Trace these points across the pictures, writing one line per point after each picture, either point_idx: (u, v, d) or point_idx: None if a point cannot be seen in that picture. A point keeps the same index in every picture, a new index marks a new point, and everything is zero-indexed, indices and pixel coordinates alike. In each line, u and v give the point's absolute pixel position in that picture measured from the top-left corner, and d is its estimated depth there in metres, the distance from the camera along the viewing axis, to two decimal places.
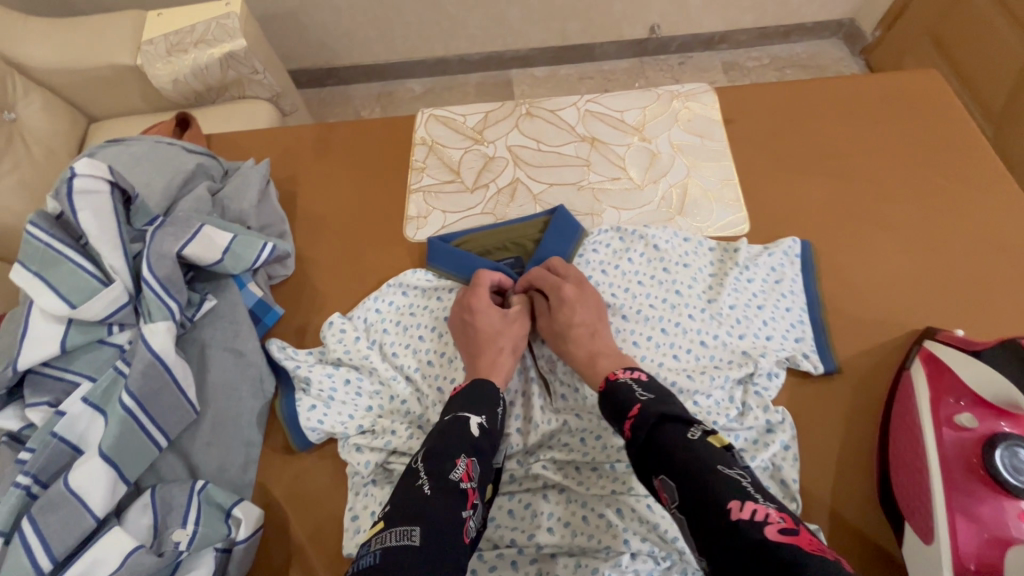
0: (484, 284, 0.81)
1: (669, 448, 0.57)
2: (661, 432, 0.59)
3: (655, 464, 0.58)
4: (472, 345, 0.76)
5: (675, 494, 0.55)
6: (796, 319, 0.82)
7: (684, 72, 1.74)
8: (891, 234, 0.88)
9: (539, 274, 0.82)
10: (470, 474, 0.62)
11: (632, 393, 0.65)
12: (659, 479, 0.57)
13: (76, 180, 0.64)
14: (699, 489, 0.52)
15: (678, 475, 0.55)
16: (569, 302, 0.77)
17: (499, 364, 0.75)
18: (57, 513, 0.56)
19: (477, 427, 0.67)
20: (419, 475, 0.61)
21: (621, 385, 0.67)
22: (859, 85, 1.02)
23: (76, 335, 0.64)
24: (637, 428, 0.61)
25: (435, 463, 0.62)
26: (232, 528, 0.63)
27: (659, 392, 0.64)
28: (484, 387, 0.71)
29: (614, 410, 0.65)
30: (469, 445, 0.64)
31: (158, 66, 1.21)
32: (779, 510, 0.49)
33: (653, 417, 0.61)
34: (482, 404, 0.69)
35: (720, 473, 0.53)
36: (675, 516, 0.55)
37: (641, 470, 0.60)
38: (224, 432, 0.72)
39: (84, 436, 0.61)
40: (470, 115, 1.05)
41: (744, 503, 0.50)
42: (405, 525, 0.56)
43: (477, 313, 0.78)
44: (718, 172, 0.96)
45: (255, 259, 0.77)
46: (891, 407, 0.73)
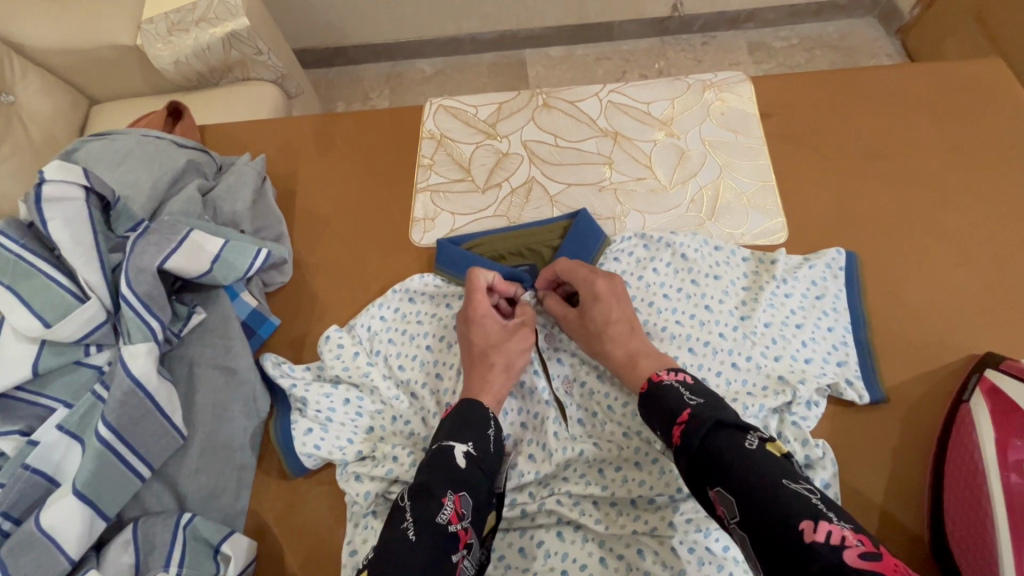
0: (480, 288, 0.72)
1: (727, 458, 0.50)
2: (716, 439, 0.52)
3: (709, 474, 0.51)
4: (465, 362, 0.69)
5: (735, 508, 0.48)
6: (838, 339, 0.74)
7: (708, 53, 1.63)
8: (947, 246, 0.79)
9: (568, 268, 0.73)
10: (460, 514, 0.55)
11: (680, 396, 0.58)
12: (714, 490, 0.50)
13: (46, 186, 0.58)
14: (765, 505, 0.46)
15: (739, 487, 0.48)
16: (603, 299, 0.69)
17: (491, 381, 0.67)
18: (29, 554, 0.52)
19: (463, 457, 0.59)
20: (405, 516, 0.54)
21: (666, 386, 0.60)
22: (916, 76, 0.92)
23: (50, 357, 0.59)
24: (688, 434, 0.54)
25: (421, 502, 0.55)
26: (221, 565, 0.59)
27: (708, 395, 0.57)
28: (472, 407, 0.63)
29: (658, 414, 0.58)
30: (455, 478, 0.57)
31: (159, 46, 1.13)
32: (856, 532, 0.43)
33: (707, 423, 0.53)
34: (467, 430, 0.61)
35: (787, 488, 0.47)
36: (735, 533, 0.48)
37: (691, 481, 0.53)
38: (214, 458, 0.66)
39: (60, 467, 0.57)
40: (483, 106, 0.97)
41: (818, 523, 0.43)
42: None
43: (471, 325, 0.71)
44: (754, 172, 0.88)
45: (248, 267, 0.71)
46: (945, 444, 0.66)
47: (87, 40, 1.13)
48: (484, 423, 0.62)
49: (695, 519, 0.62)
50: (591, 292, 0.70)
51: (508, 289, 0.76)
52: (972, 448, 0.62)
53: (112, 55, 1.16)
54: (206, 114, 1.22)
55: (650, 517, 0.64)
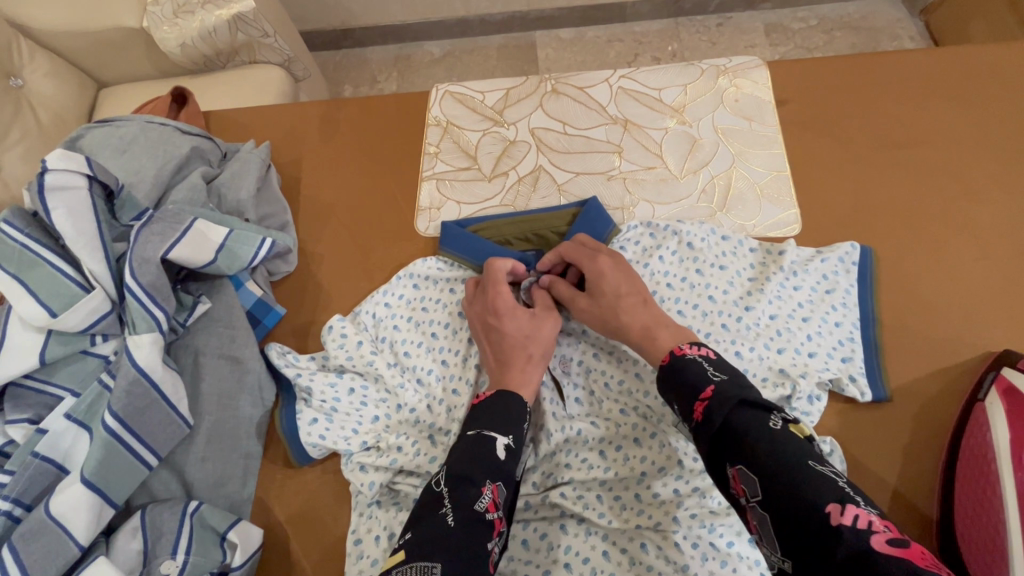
0: (502, 280, 0.71)
1: (751, 437, 0.48)
2: (740, 417, 0.50)
3: (732, 452, 0.49)
4: (499, 352, 0.67)
5: (758, 489, 0.46)
6: (845, 335, 0.73)
7: (722, 34, 1.58)
8: (968, 239, 0.77)
9: (571, 248, 0.73)
10: (497, 503, 0.54)
11: (704, 372, 0.55)
12: (735, 469, 0.49)
13: (49, 175, 0.58)
14: (789, 487, 0.45)
15: (763, 467, 0.46)
16: (607, 274, 0.69)
17: (528, 374, 0.66)
18: (40, 541, 0.52)
19: (503, 448, 0.58)
20: (444, 502, 0.54)
21: (690, 360, 0.57)
22: (942, 61, 0.89)
23: (56, 347, 0.59)
24: (712, 411, 0.51)
25: (460, 489, 0.54)
26: (227, 553, 0.60)
27: (732, 372, 0.55)
28: (510, 399, 0.62)
29: (679, 389, 0.56)
30: (494, 467, 0.56)
31: (166, 29, 1.11)
32: (882, 517, 0.42)
33: (732, 400, 0.51)
34: (507, 420, 0.60)
35: (813, 470, 0.45)
36: (755, 513, 0.47)
37: (709, 459, 0.52)
38: (221, 447, 0.67)
39: (69, 455, 0.57)
40: (489, 92, 0.95)
41: (845, 506, 0.42)
42: (427, 560, 0.49)
43: (502, 316, 0.68)
44: (768, 162, 0.85)
45: (253, 257, 0.70)
46: (958, 443, 0.65)
47: (93, 21, 1.12)
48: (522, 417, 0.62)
49: (699, 514, 0.61)
50: (599, 271, 0.69)
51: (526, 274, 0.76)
52: (987, 450, 0.61)
53: (117, 37, 1.15)
54: (212, 98, 1.21)
55: (654, 511, 0.63)
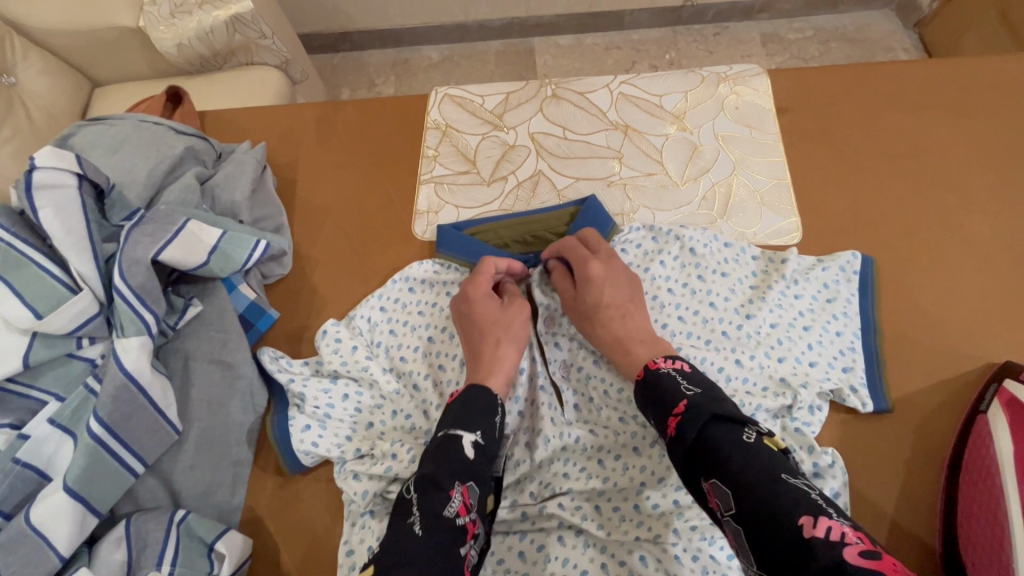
0: (486, 271, 0.72)
1: (722, 450, 0.49)
2: (712, 432, 0.50)
3: (705, 466, 0.49)
4: (471, 339, 0.68)
5: (731, 501, 0.46)
6: (846, 345, 0.72)
7: (720, 43, 1.59)
8: (967, 251, 0.77)
9: (570, 247, 0.72)
10: (468, 505, 0.53)
11: (676, 387, 0.56)
12: (709, 482, 0.49)
13: (37, 173, 0.56)
14: (761, 500, 0.44)
15: (734, 479, 0.46)
16: (595, 281, 0.68)
17: (500, 359, 0.66)
18: (18, 552, 0.50)
19: (472, 446, 0.57)
20: (412, 510, 0.53)
21: (664, 374, 0.58)
22: (942, 72, 0.89)
23: (41, 349, 0.57)
24: (684, 426, 0.52)
25: (428, 494, 0.53)
26: (214, 563, 0.58)
27: (707, 385, 0.55)
28: (477, 392, 0.61)
29: (655, 404, 0.57)
30: (460, 468, 0.55)
31: (161, 29, 1.10)
32: (855, 528, 0.41)
33: (703, 415, 0.51)
34: (474, 418, 0.59)
35: (785, 482, 0.45)
36: (731, 527, 0.47)
37: (685, 474, 0.52)
38: (210, 454, 0.65)
39: (52, 461, 0.55)
40: (490, 96, 0.94)
41: (817, 518, 0.41)
42: (393, 575, 0.47)
43: (473, 303, 0.69)
44: (768, 170, 0.85)
45: (246, 259, 0.69)
46: (961, 455, 0.64)
47: (87, 19, 1.10)
48: (490, 410, 0.60)
49: (699, 526, 0.60)
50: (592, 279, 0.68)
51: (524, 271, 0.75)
52: (991, 462, 0.60)
53: (113, 36, 1.13)
54: (208, 99, 1.19)
55: (653, 523, 0.61)
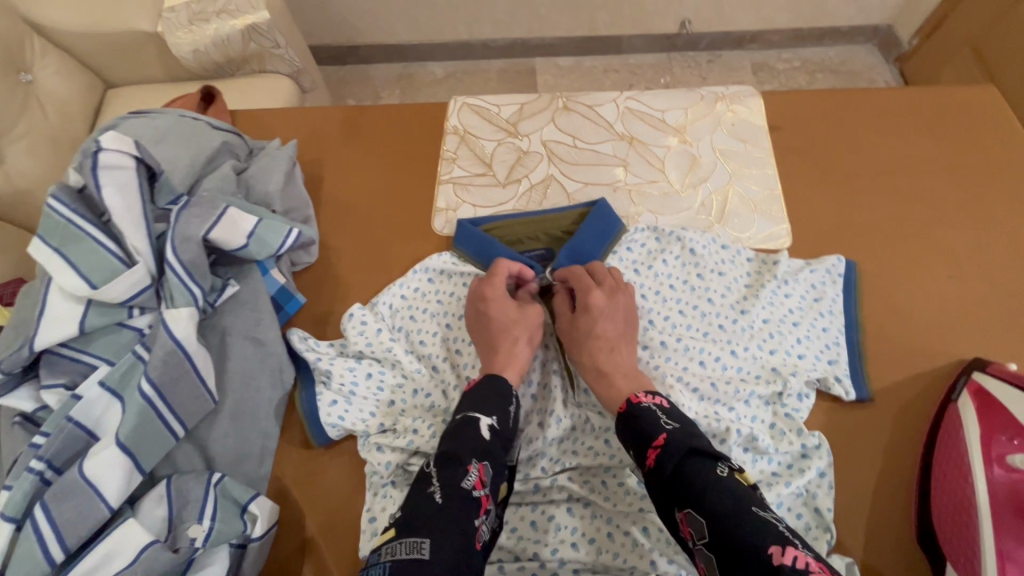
0: (500, 274, 0.76)
1: (698, 484, 0.53)
2: (689, 465, 0.55)
3: (681, 498, 0.54)
4: (486, 337, 0.71)
5: (704, 530, 0.51)
6: (832, 340, 0.79)
7: (711, 70, 1.69)
8: (941, 258, 0.84)
9: (577, 277, 0.76)
10: (483, 481, 0.57)
11: (657, 421, 0.60)
12: (683, 512, 0.54)
13: (102, 153, 0.61)
14: (732, 530, 0.49)
15: (709, 509, 0.51)
16: (593, 312, 0.71)
17: (514, 356, 0.70)
18: (72, 501, 0.54)
19: (487, 429, 0.61)
20: (431, 481, 0.56)
21: (646, 408, 0.62)
22: (918, 98, 0.98)
23: (95, 317, 0.62)
24: (664, 458, 0.57)
25: (447, 468, 0.57)
26: (248, 524, 0.61)
27: (684, 421, 0.60)
28: (495, 381, 0.66)
29: (635, 436, 0.61)
30: (480, 448, 0.59)
31: (179, 35, 1.13)
32: (816, 559, 0.46)
33: (682, 448, 0.56)
34: (491, 405, 0.63)
35: (756, 515, 0.50)
36: (702, 554, 0.51)
37: (661, 503, 0.56)
38: (242, 423, 0.69)
39: (100, 421, 0.59)
40: (505, 105, 1.01)
41: (785, 548, 0.46)
42: (416, 535, 0.51)
43: (490, 302, 0.73)
44: (761, 181, 0.92)
45: (281, 245, 0.74)
46: (933, 439, 0.70)
47: (107, 21, 1.12)
48: (504, 398, 0.65)
49: None
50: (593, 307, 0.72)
51: (533, 279, 0.79)
52: (961, 442, 0.66)
53: (125, 41, 1.16)
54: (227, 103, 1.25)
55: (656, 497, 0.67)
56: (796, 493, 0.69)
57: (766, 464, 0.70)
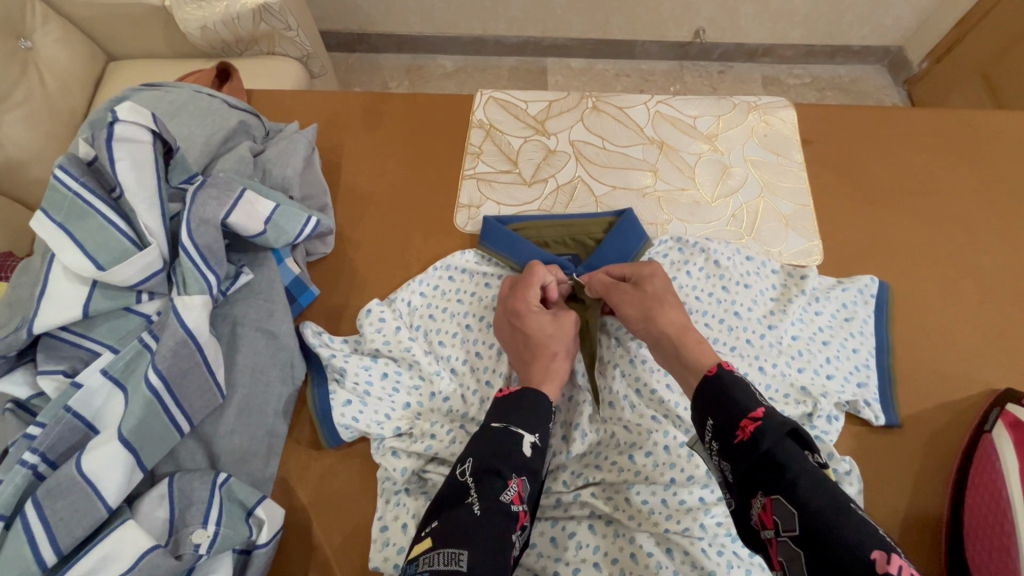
0: (533, 283, 0.72)
1: (795, 471, 0.48)
2: (785, 448, 0.50)
3: (771, 482, 0.49)
4: (525, 351, 0.68)
5: (795, 523, 0.46)
6: (861, 361, 0.76)
7: (724, 81, 1.67)
8: (973, 284, 0.82)
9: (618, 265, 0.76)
10: (522, 497, 0.54)
11: (752, 395, 0.54)
12: (769, 498, 0.49)
13: (118, 125, 0.57)
14: (830, 526, 0.45)
15: (804, 501, 0.46)
16: (657, 276, 0.71)
17: (554, 371, 0.67)
18: (67, 498, 0.50)
19: (529, 446, 0.57)
20: (469, 492, 0.53)
21: (740, 380, 0.56)
22: (950, 120, 0.96)
23: (100, 301, 0.57)
24: (760, 435, 0.50)
25: (485, 480, 0.54)
26: (253, 530, 0.57)
27: None
28: (534, 394, 0.62)
29: (720, 405, 0.55)
30: (521, 463, 0.56)
31: (188, 10, 1.07)
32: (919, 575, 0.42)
33: (783, 428, 0.50)
34: (533, 418, 0.60)
35: (855, 517, 0.45)
36: (785, 546, 0.47)
37: (742, 481, 0.51)
38: (250, 420, 0.65)
39: (100, 413, 0.55)
40: (532, 102, 0.98)
41: (891, 555, 0.42)
42: (454, 546, 0.48)
43: (525, 317, 0.69)
44: (793, 196, 0.90)
45: (298, 234, 0.70)
46: (967, 470, 0.68)
47: None
48: (542, 410, 0.61)
49: (724, 523, 0.63)
50: (645, 272, 0.72)
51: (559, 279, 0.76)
52: (996, 476, 0.64)
53: (133, 12, 1.11)
54: None
55: (682, 517, 0.63)
56: None
57: None
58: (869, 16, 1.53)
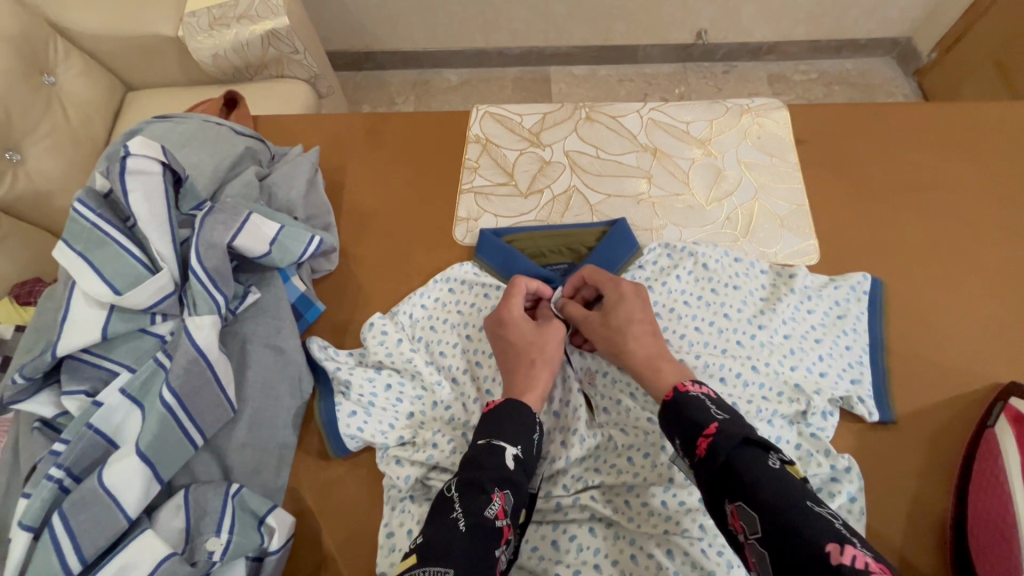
0: (516, 294, 0.73)
1: (751, 476, 0.50)
2: (741, 455, 0.52)
3: (731, 490, 0.50)
4: (507, 361, 0.70)
5: (756, 524, 0.47)
6: (855, 358, 0.77)
7: (729, 81, 1.68)
8: (974, 277, 0.82)
9: (593, 270, 0.76)
10: (506, 511, 0.55)
11: (707, 409, 0.57)
12: (734, 505, 0.50)
13: (130, 159, 0.61)
14: (787, 523, 0.46)
15: (761, 503, 0.48)
16: (627, 298, 0.71)
17: (535, 378, 0.68)
18: (90, 510, 0.53)
19: (512, 459, 0.59)
20: (453, 508, 0.55)
21: (694, 398, 0.59)
22: (950, 114, 0.96)
23: (118, 323, 0.61)
24: (715, 447, 0.53)
25: (470, 495, 0.55)
26: (265, 537, 0.60)
27: (735, 412, 0.57)
28: (518, 408, 0.63)
29: (682, 424, 0.57)
30: (503, 476, 0.57)
31: (200, 39, 1.13)
32: (878, 560, 0.42)
33: (735, 437, 0.53)
34: (517, 431, 0.61)
35: (811, 510, 0.46)
36: (754, 549, 0.48)
37: (710, 493, 0.53)
38: (260, 433, 0.68)
39: (120, 429, 0.59)
40: (527, 115, 1.00)
41: (844, 545, 0.42)
42: (438, 566, 0.49)
43: (505, 326, 0.71)
44: (787, 196, 0.91)
45: (302, 253, 0.73)
46: (971, 465, 0.68)
47: (132, 26, 1.13)
48: (528, 425, 0.62)
49: None
50: (616, 295, 0.72)
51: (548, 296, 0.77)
52: (999, 470, 0.64)
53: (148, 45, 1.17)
54: None
55: (681, 518, 0.64)
56: None
57: None
58: (873, 9, 1.53)
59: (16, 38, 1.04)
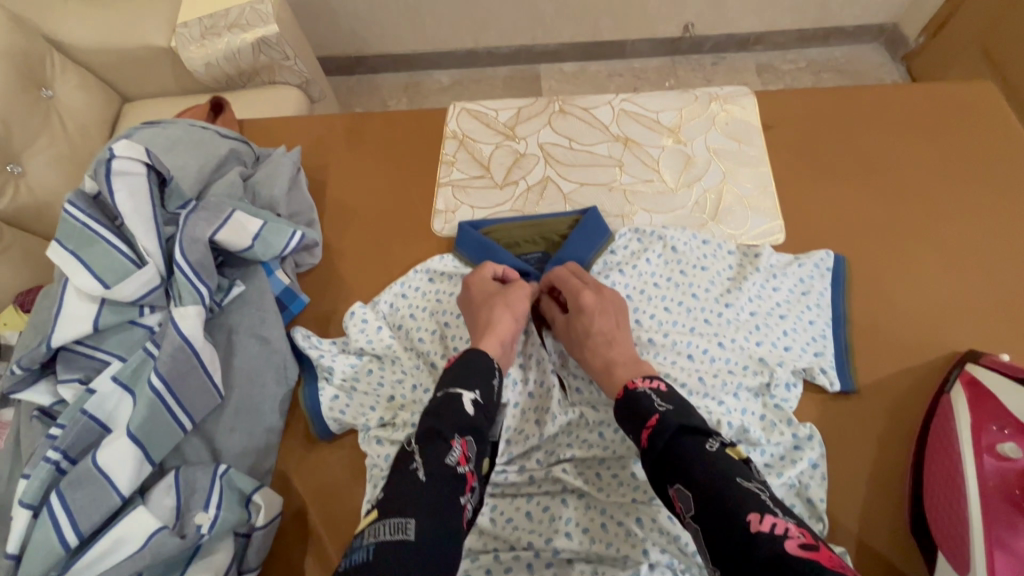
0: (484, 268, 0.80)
1: (688, 460, 0.54)
2: (679, 442, 0.55)
3: (671, 475, 0.54)
4: (471, 315, 0.75)
5: (692, 503, 0.52)
6: (818, 333, 0.79)
7: (717, 72, 1.70)
8: (936, 252, 0.84)
9: (559, 278, 0.78)
10: (467, 457, 0.58)
11: (650, 402, 0.60)
12: (674, 488, 0.54)
13: (115, 161, 0.65)
14: (718, 500, 0.50)
15: (696, 484, 0.52)
16: (587, 310, 0.73)
17: (494, 321, 0.72)
18: (85, 489, 0.57)
19: (470, 404, 0.62)
20: (414, 458, 0.57)
21: (640, 392, 0.62)
22: (917, 95, 0.98)
23: (109, 315, 0.65)
24: (655, 437, 0.57)
25: (430, 443, 0.58)
26: (252, 513, 0.64)
27: (678, 402, 0.60)
28: (472, 356, 0.67)
29: (629, 418, 0.61)
30: (464, 424, 0.60)
31: (192, 49, 1.17)
32: (797, 524, 0.47)
33: (672, 427, 0.56)
34: (473, 378, 0.64)
35: (739, 486, 0.51)
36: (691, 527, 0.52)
37: (654, 479, 0.57)
38: (247, 418, 0.72)
39: (112, 415, 0.62)
40: (503, 110, 1.04)
41: (764, 515, 0.47)
42: (400, 518, 0.52)
43: (471, 284, 0.78)
44: (755, 179, 0.94)
45: (285, 247, 0.77)
46: (927, 429, 0.71)
47: (127, 39, 1.17)
48: (488, 372, 0.66)
49: None
50: (579, 304, 0.74)
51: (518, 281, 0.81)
52: (951, 431, 0.67)
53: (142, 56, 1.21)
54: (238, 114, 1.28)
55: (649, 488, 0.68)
56: (789, 485, 0.69)
57: (758, 456, 0.71)
58: None
59: (12, 54, 1.08)
